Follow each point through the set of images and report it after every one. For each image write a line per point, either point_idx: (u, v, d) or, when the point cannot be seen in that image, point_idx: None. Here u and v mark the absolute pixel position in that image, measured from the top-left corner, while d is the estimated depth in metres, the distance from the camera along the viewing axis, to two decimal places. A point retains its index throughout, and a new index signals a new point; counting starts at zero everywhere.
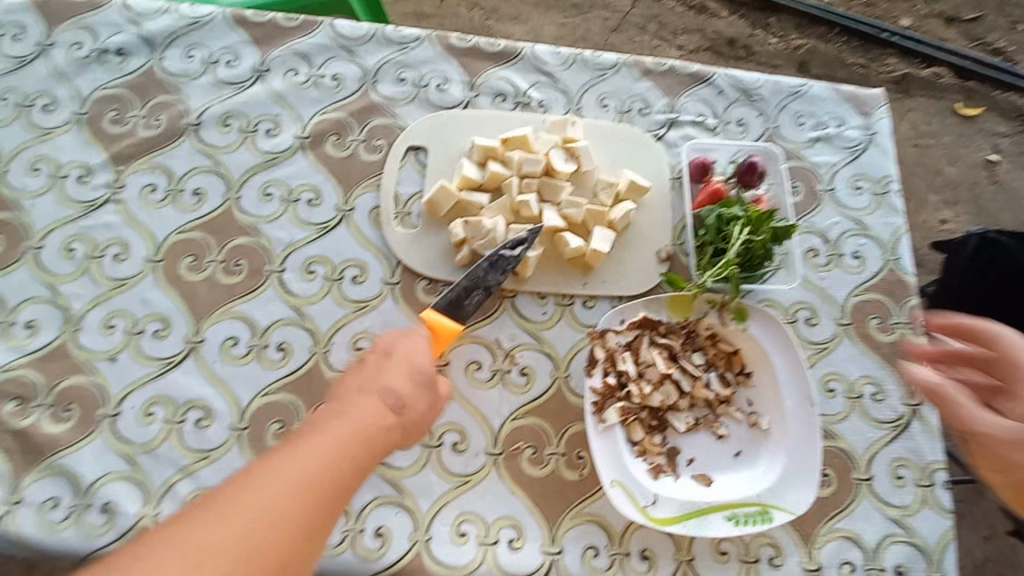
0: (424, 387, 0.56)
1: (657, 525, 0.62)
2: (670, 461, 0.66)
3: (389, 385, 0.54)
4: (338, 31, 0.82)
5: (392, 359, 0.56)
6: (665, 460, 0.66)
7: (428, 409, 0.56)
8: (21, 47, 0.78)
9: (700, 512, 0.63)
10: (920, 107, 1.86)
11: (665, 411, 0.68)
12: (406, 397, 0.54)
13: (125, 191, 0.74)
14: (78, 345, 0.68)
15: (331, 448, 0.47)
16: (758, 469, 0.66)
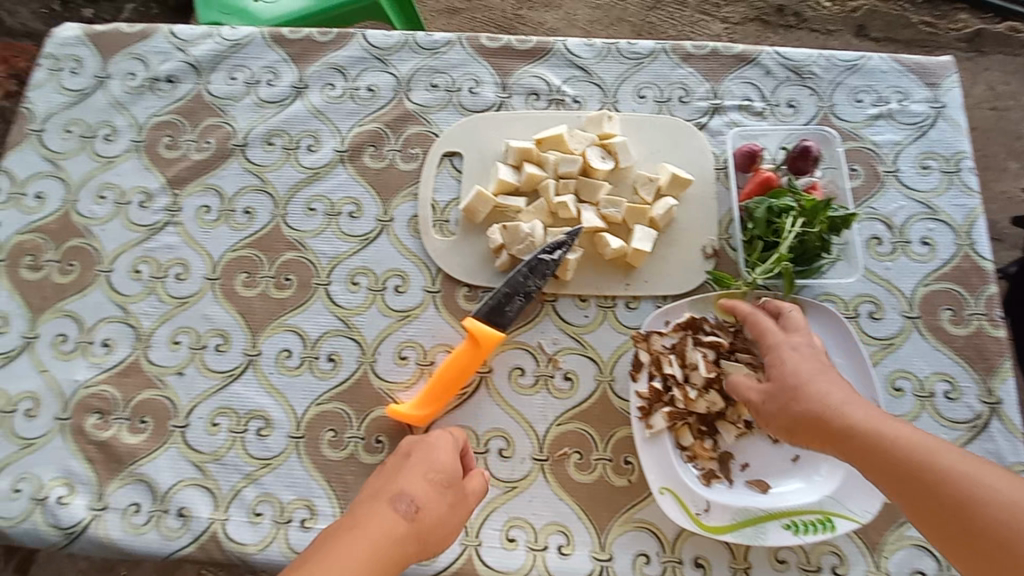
0: (441, 489, 0.57)
1: (709, 533, 0.62)
2: (723, 466, 0.64)
3: (408, 485, 0.56)
4: (370, 42, 0.83)
5: (409, 461, 0.58)
6: (718, 466, 0.64)
7: (446, 511, 0.57)
8: (82, 82, 0.84)
9: (756, 519, 0.62)
10: (996, 65, 1.69)
11: (716, 415, 0.65)
12: (421, 502, 0.55)
13: (182, 213, 0.78)
14: (149, 361, 0.73)
15: (353, 563, 0.49)
16: (818, 475, 0.63)
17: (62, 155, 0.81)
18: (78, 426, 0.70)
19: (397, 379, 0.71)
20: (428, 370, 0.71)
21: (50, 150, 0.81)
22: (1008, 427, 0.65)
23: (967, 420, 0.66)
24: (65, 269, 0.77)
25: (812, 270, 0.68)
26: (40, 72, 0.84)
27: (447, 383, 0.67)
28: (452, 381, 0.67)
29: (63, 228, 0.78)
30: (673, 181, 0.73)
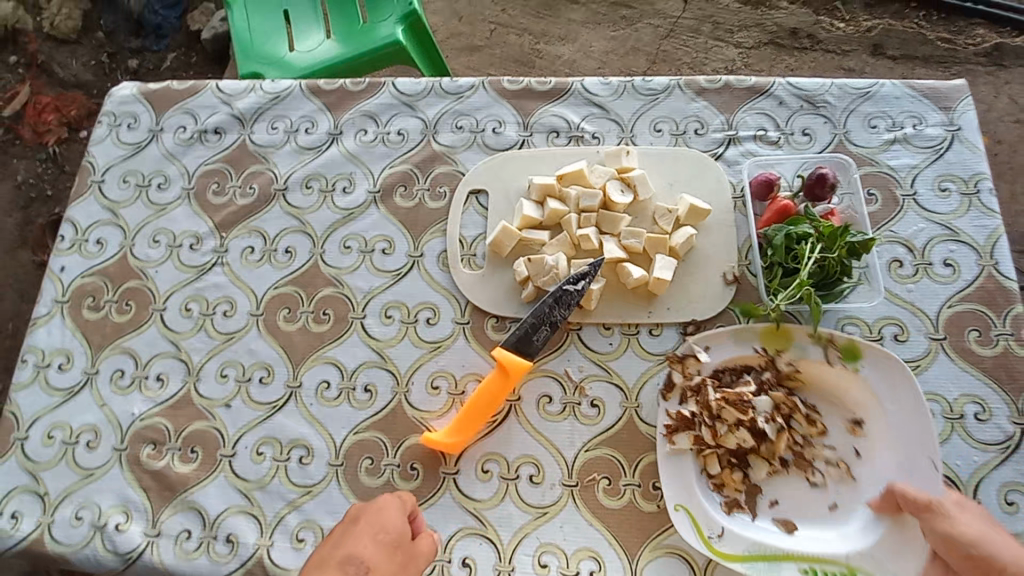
0: (391, 549, 0.59)
1: (722, 559, 0.63)
2: (749, 499, 0.66)
3: (358, 547, 0.57)
4: (399, 89, 0.89)
5: (359, 524, 0.60)
6: (743, 498, 0.66)
7: (401, 567, 0.58)
8: (138, 135, 0.91)
9: (774, 556, 0.63)
10: (1019, 78, 1.68)
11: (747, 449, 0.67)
12: (371, 563, 0.56)
13: (228, 254, 0.84)
14: (198, 393, 0.77)
15: None
16: (852, 528, 0.64)
17: (120, 203, 0.88)
18: (135, 456, 0.75)
19: (431, 409, 0.74)
20: (459, 399, 0.74)
21: (109, 199, 0.89)
22: None
23: (999, 442, 0.66)
24: (122, 308, 0.83)
25: (834, 295, 0.69)
26: (100, 128, 0.92)
27: (478, 411, 0.70)
28: (483, 409, 0.70)
29: (121, 271, 0.85)
30: (692, 211, 0.76)
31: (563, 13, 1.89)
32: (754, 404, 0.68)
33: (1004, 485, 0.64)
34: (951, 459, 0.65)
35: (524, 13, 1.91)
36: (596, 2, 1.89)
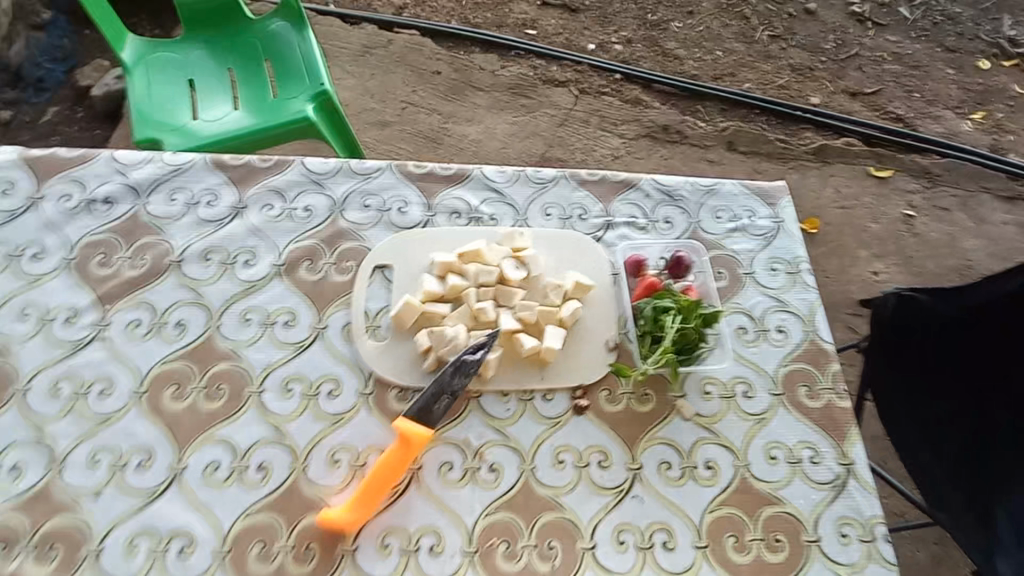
0: None
1: None
2: (635, 557, 0.72)
3: None
4: (307, 168, 0.93)
5: None
6: (629, 556, 0.72)
7: None
8: (12, 202, 0.86)
9: None
10: (839, 172, 2.08)
11: (635, 507, 0.75)
12: None
13: (110, 327, 0.80)
14: (62, 484, 0.70)
15: None
16: None
17: None
18: None
19: (329, 484, 0.73)
20: (359, 472, 0.74)
21: None
22: (862, 484, 0.79)
23: (830, 480, 0.78)
24: None
25: (694, 358, 0.82)
26: None
27: (380, 483, 0.70)
28: (384, 481, 0.71)
29: None
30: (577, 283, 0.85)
31: (470, 98, 2.07)
32: (643, 466, 0.77)
33: (838, 518, 0.76)
34: (795, 499, 0.77)
35: (433, 95, 2.05)
36: (499, 90, 2.09)
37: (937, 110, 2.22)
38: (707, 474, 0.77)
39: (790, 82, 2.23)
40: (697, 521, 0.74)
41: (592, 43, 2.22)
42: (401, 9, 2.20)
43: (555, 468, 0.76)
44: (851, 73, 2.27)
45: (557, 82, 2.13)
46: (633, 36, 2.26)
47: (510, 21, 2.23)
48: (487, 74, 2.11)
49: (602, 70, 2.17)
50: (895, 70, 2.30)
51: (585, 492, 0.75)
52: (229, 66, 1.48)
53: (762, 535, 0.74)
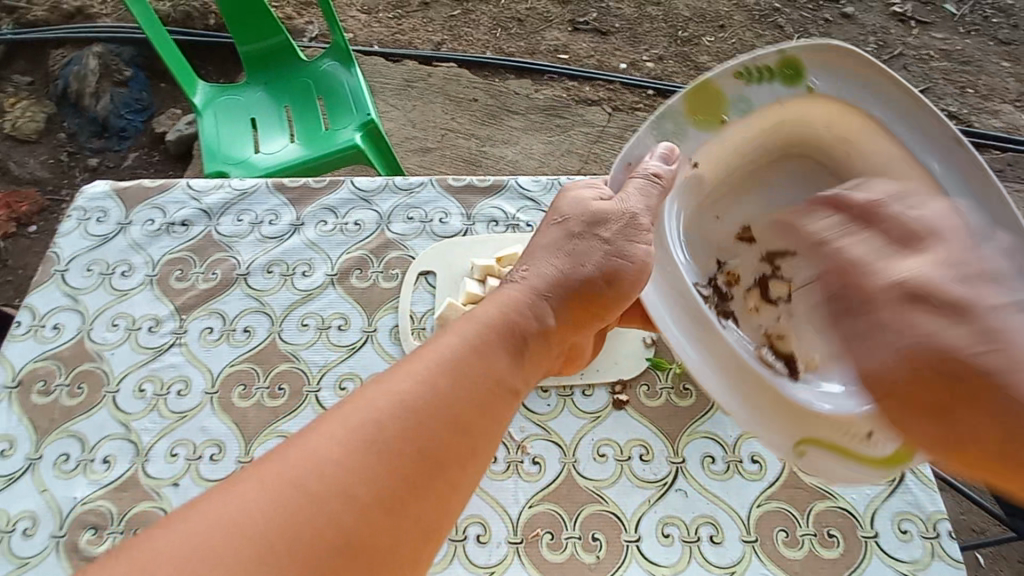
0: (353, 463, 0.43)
1: None
2: (680, 550, 0.72)
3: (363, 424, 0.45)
4: (357, 186, 1.00)
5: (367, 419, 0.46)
6: (672, 549, 0.72)
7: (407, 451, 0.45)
8: (104, 227, 0.97)
9: None
10: None
11: (678, 500, 0.75)
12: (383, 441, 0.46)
13: (187, 334, 0.88)
14: (146, 474, 0.78)
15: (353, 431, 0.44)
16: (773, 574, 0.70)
17: (78, 290, 0.92)
18: (70, 542, 0.73)
19: None
20: None
21: (68, 286, 0.92)
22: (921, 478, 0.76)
23: None
24: (73, 392, 0.84)
25: None
26: (69, 221, 0.98)
27: None
28: None
29: (74, 353, 0.87)
30: (588, 242, 0.62)
31: (506, 122, 2.15)
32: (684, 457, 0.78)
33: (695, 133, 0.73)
34: (847, 494, 0.75)
35: (471, 120, 2.15)
36: (534, 112, 2.17)
37: (994, 105, 2.12)
38: (753, 468, 0.77)
39: None
40: (744, 516, 0.73)
41: (623, 63, 2.27)
42: (439, 44, 2.34)
43: (596, 461, 0.77)
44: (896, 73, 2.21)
45: (590, 102, 2.19)
46: (664, 52, 2.30)
47: (543, 48, 2.32)
48: (522, 98, 2.20)
49: (634, 87, 2.21)
50: (944, 67, 2.22)
51: (627, 485, 0.76)
52: (286, 104, 1.62)
53: (814, 530, 0.73)
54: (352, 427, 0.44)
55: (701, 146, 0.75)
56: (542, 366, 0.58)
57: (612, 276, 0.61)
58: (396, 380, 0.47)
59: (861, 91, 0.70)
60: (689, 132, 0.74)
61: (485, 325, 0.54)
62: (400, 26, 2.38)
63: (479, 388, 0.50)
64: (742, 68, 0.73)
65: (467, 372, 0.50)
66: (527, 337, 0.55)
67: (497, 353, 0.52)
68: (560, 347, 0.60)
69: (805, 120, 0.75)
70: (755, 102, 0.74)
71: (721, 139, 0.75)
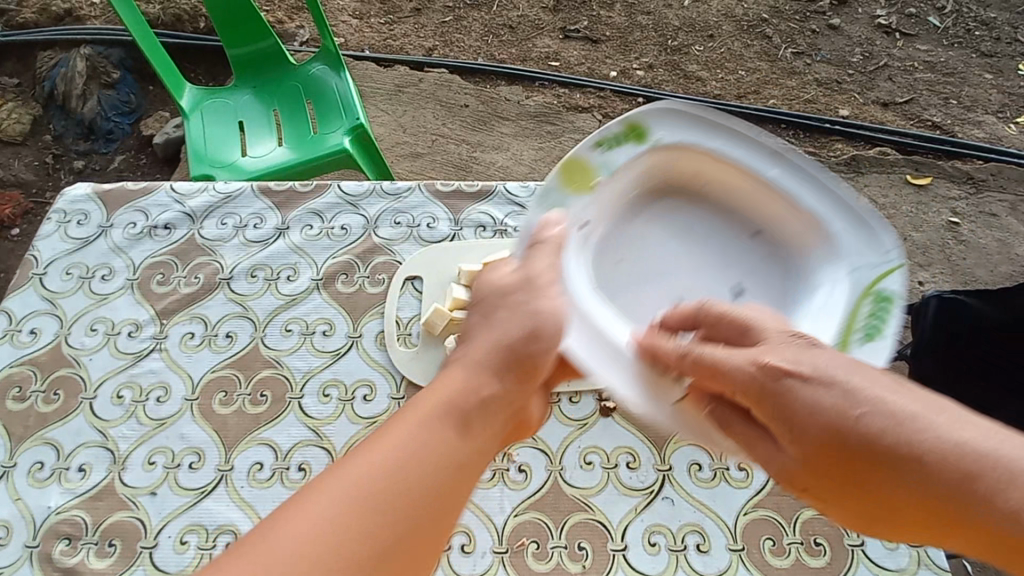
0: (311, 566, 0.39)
1: None
2: (666, 560, 0.71)
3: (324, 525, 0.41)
4: (344, 191, 1.00)
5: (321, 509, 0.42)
6: (659, 560, 0.71)
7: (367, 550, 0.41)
8: (85, 229, 0.95)
9: None
10: (874, 182, 2.03)
11: (665, 508, 0.74)
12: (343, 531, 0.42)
13: (168, 339, 0.86)
14: (123, 483, 0.76)
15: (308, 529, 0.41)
16: None
17: (57, 293, 0.90)
18: (42, 554, 0.71)
19: None
20: None
21: (46, 289, 0.90)
22: None
23: None
24: (49, 398, 0.82)
25: None
26: (49, 224, 0.96)
27: None
28: None
29: (51, 358, 0.85)
30: (499, 313, 0.59)
31: (497, 128, 2.15)
32: (671, 465, 0.77)
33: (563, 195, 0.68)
34: None
35: (462, 126, 2.15)
36: (525, 118, 2.17)
37: (977, 115, 2.16)
38: (740, 475, 0.76)
39: (818, 96, 2.22)
40: (731, 524, 0.73)
41: (613, 71, 2.29)
42: (430, 50, 2.34)
43: (583, 469, 0.77)
44: (881, 84, 2.24)
45: (580, 108, 2.20)
46: (655, 61, 2.31)
47: (534, 55, 2.33)
48: (513, 105, 2.20)
49: (624, 95, 2.22)
50: (929, 79, 2.25)
51: (614, 493, 0.75)
52: (275, 108, 1.60)
53: (801, 539, 0.72)
54: (307, 540, 0.40)
55: (588, 213, 0.68)
56: (494, 439, 0.53)
57: (537, 333, 0.57)
58: (335, 491, 0.43)
59: (693, 132, 0.68)
60: (572, 203, 0.68)
61: (418, 408, 0.51)
62: (392, 32, 2.38)
63: (434, 465, 0.47)
64: (599, 139, 0.68)
65: (410, 455, 0.47)
66: (475, 412, 0.52)
67: (441, 438, 0.49)
68: (509, 416, 0.55)
69: (665, 169, 0.70)
70: (619, 167, 0.69)
71: (600, 204, 0.69)
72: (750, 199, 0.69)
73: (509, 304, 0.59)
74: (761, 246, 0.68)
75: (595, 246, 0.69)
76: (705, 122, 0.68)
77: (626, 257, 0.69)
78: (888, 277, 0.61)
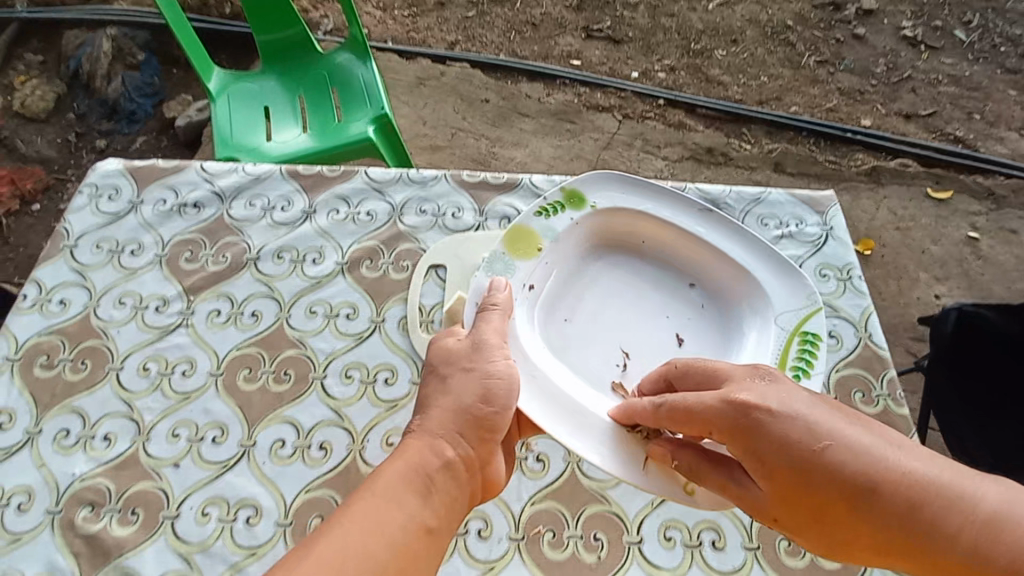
0: None
1: None
2: (681, 555, 0.71)
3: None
4: (370, 177, 1.00)
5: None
6: (675, 554, 0.71)
7: None
8: (116, 205, 0.97)
9: None
10: (894, 193, 2.02)
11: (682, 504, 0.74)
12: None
13: (194, 316, 0.88)
14: (147, 453, 0.77)
15: None
16: None
17: (87, 266, 0.92)
18: (66, 519, 0.72)
19: None
20: None
21: (76, 261, 0.92)
22: None
23: None
24: (76, 367, 0.83)
25: None
26: (80, 197, 0.97)
27: None
28: None
29: (80, 328, 0.86)
30: (455, 377, 0.65)
31: (516, 124, 2.16)
32: None
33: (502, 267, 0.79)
34: None
35: (482, 121, 2.16)
36: (545, 116, 2.18)
37: (1000, 131, 2.14)
38: None
39: (840, 105, 2.20)
40: (748, 523, 0.73)
41: (635, 72, 2.29)
42: (453, 44, 2.34)
43: None
44: (904, 96, 2.23)
45: (601, 108, 2.20)
46: (677, 63, 2.31)
47: (556, 53, 2.33)
48: (534, 102, 2.21)
49: (645, 96, 2.22)
50: (952, 93, 2.24)
51: (631, 486, 0.76)
52: (300, 94, 1.62)
53: None
54: None
55: (533, 273, 0.81)
56: (456, 497, 0.59)
57: (488, 394, 0.64)
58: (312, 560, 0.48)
59: (624, 197, 0.86)
60: (516, 265, 0.80)
61: (394, 474, 0.57)
62: (415, 24, 2.39)
63: (401, 528, 0.53)
64: (539, 207, 0.83)
65: (379, 525, 0.52)
66: (433, 474, 0.58)
67: (405, 500, 0.55)
68: (470, 475, 0.61)
69: (604, 231, 0.87)
70: (560, 231, 0.83)
71: (544, 264, 0.82)
72: (681, 257, 0.86)
73: (460, 369, 0.66)
74: (694, 295, 0.84)
75: (543, 299, 0.81)
76: (636, 186, 0.86)
77: (580, 314, 0.83)
78: (810, 318, 0.78)
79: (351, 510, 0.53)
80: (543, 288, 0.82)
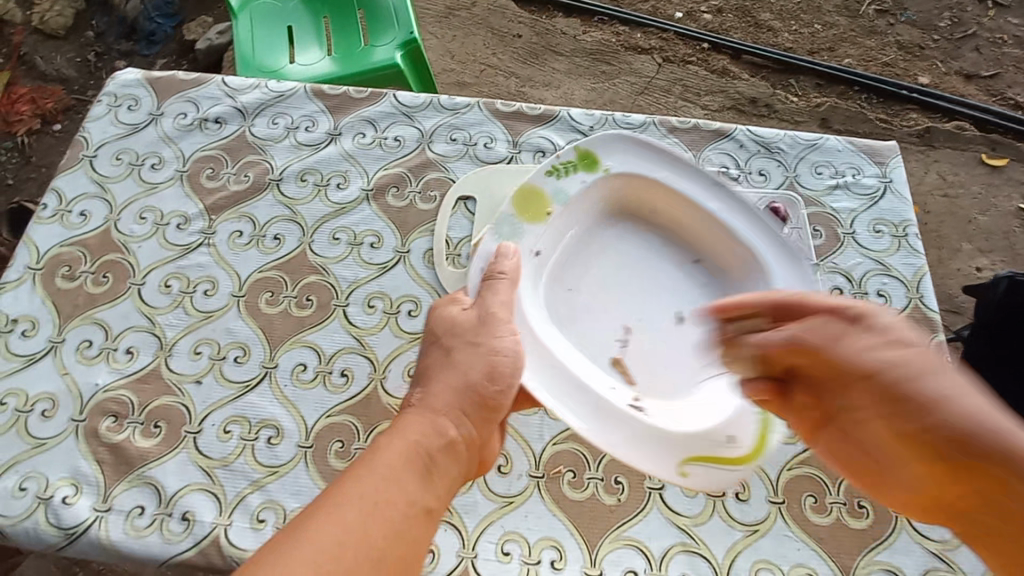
0: None
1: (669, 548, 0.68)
2: (702, 504, 0.70)
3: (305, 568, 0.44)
4: (399, 101, 0.95)
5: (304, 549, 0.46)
6: (696, 502, 0.70)
7: None
8: (135, 116, 0.93)
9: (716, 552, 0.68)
10: (945, 158, 1.90)
11: None
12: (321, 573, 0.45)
13: (215, 235, 0.85)
14: (169, 369, 0.76)
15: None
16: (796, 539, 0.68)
17: (107, 178, 0.89)
18: (90, 428, 0.73)
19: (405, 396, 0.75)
20: None
21: (96, 173, 0.89)
22: None
23: None
24: (98, 280, 0.82)
25: None
26: (98, 107, 0.94)
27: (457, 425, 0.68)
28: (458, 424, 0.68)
29: (101, 241, 0.84)
30: (459, 350, 0.63)
31: (549, 63, 2.04)
32: None
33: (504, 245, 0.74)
34: None
35: (513, 58, 2.05)
36: (579, 56, 2.05)
37: None
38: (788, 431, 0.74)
39: (895, 61, 2.04)
40: (774, 477, 0.72)
41: (678, 12, 2.13)
42: None
43: None
44: (967, 53, 2.05)
45: (639, 50, 2.06)
46: (724, 6, 2.15)
47: None
48: (568, 39, 2.08)
49: (688, 39, 2.08)
50: (1016, 56, 2.05)
51: None
52: (325, 16, 1.53)
53: (844, 499, 0.71)
54: None
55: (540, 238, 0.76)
56: (452, 477, 0.58)
57: (495, 372, 0.62)
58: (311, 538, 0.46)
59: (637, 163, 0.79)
60: (524, 228, 0.76)
61: (392, 453, 0.55)
62: None
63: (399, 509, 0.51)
64: (551, 167, 0.78)
65: (377, 502, 0.50)
66: (433, 454, 0.56)
67: (401, 479, 0.53)
68: (466, 457, 0.59)
69: (615, 199, 0.81)
70: (570, 194, 0.78)
71: (551, 229, 0.77)
72: (689, 230, 0.79)
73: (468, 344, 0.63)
74: (698, 273, 0.78)
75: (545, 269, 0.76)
76: (650, 153, 0.80)
77: (581, 284, 0.77)
78: None
79: (349, 486, 0.51)
80: (548, 257, 0.77)
